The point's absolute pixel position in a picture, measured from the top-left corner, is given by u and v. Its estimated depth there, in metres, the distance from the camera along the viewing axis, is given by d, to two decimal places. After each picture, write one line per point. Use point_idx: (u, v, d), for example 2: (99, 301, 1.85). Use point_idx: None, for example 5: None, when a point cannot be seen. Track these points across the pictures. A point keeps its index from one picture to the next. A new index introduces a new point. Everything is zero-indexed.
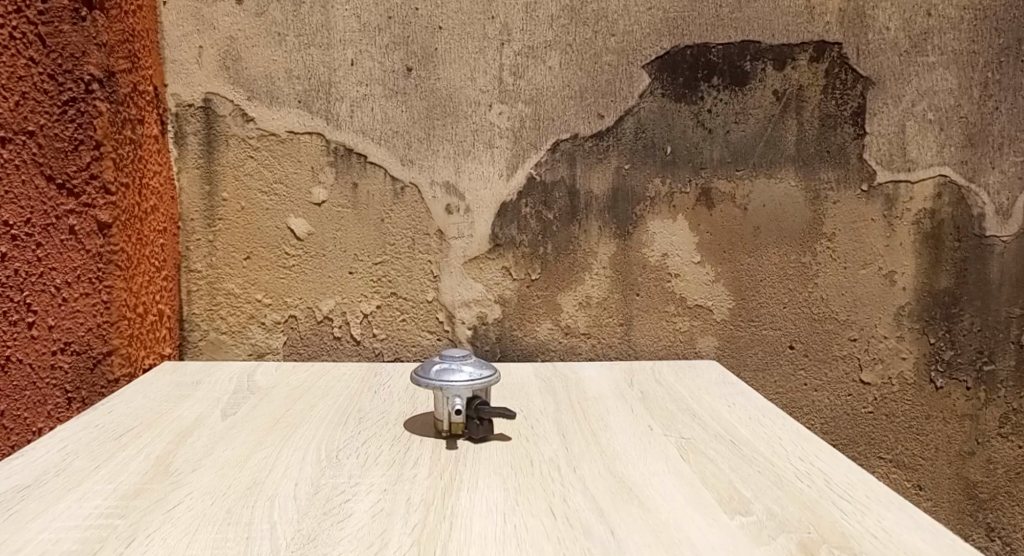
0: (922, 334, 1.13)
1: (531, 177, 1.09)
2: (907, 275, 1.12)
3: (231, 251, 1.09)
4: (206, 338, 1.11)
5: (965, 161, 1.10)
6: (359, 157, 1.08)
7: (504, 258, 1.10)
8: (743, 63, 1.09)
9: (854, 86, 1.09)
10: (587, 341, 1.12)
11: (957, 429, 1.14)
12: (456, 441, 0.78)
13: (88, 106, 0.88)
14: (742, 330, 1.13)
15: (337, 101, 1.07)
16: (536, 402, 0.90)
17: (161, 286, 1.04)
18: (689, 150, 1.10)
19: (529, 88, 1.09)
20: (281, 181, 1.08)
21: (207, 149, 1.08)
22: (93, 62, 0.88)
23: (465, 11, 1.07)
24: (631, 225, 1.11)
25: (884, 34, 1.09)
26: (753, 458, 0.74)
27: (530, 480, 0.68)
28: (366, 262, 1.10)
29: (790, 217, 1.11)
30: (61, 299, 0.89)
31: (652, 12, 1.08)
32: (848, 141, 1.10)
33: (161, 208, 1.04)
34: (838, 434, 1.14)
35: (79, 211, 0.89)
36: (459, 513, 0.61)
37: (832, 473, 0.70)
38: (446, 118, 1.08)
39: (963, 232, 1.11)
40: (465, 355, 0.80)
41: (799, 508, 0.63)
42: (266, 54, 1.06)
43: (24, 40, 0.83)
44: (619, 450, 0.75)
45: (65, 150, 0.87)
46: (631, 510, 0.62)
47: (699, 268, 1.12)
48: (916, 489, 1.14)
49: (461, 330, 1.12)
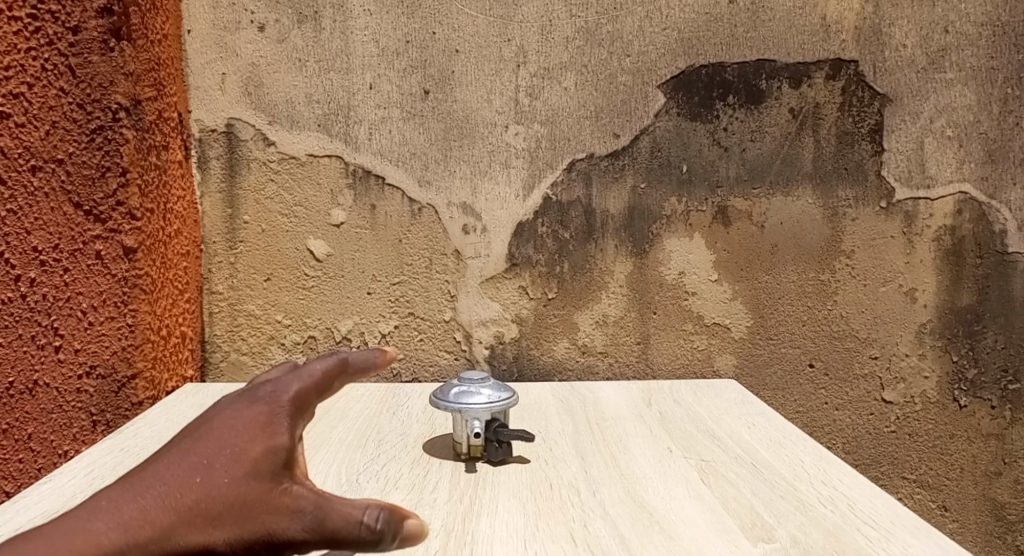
0: (945, 352, 1.11)
1: (547, 197, 1.10)
2: (928, 292, 1.11)
3: (252, 272, 1.11)
4: (227, 359, 1.12)
5: (985, 177, 1.10)
6: (377, 179, 1.09)
7: (521, 277, 1.11)
8: (758, 82, 1.09)
9: (871, 103, 1.09)
10: (605, 360, 1.12)
11: (983, 449, 1.12)
12: (475, 464, 0.78)
13: (115, 134, 0.90)
14: (760, 348, 1.12)
15: (356, 124, 1.09)
16: (555, 423, 0.90)
17: (184, 308, 1.05)
18: (705, 168, 1.10)
19: (545, 109, 1.10)
20: (301, 203, 1.10)
21: (229, 172, 1.10)
22: (120, 91, 0.90)
23: (481, 34, 1.09)
24: (647, 243, 1.11)
25: (901, 51, 1.09)
26: (776, 481, 0.73)
27: (551, 505, 0.68)
28: (384, 282, 1.11)
29: (808, 234, 1.11)
30: (87, 322, 0.90)
31: (667, 33, 1.09)
32: (867, 158, 1.10)
33: (185, 232, 1.05)
34: (860, 454, 1.13)
35: (105, 237, 0.91)
36: (479, 540, 0.62)
37: (855, 498, 0.69)
38: (463, 139, 1.09)
39: (985, 249, 1.10)
40: (484, 378, 0.82)
41: (823, 534, 0.63)
42: (286, 79, 1.08)
43: (55, 71, 0.85)
44: (638, 473, 0.75)
45: (92, 177, 0.89)
46: (653, 537, 0.62)
47: (716, 286, 1.11)
48: (941, 510, 1.13)
49: (479, 350, 1.12)
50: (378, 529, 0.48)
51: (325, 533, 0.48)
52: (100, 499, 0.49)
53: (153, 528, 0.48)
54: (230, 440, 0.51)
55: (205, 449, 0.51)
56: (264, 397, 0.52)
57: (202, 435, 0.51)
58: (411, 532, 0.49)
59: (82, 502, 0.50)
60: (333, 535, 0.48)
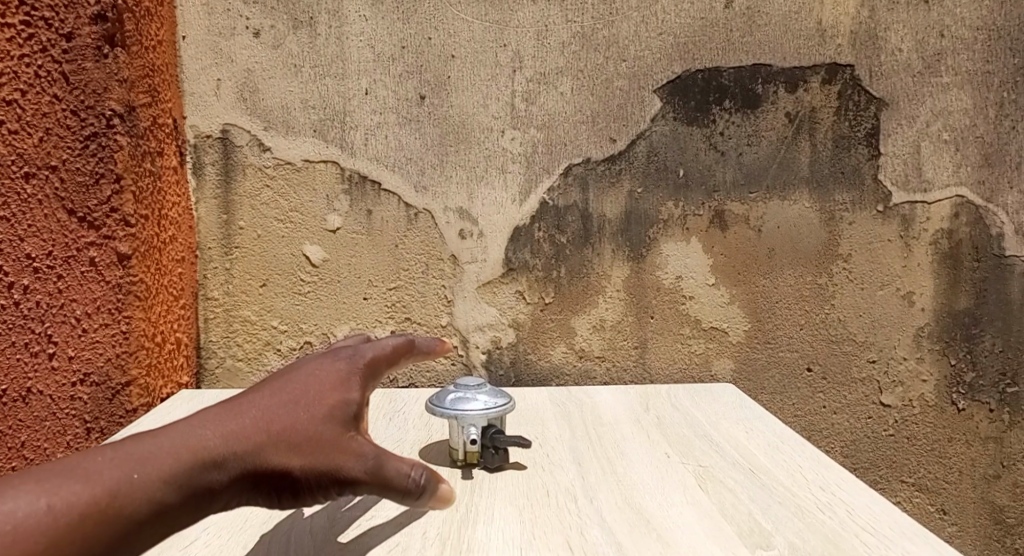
0: (943, 355, 1.11)
1: (543, 202, 1.10)
2: (925, 296, 1.11)
3: (248, 278, 1.10)
4: (223, 365, 1.11)
5: (982, 180, 1.10)
6: (373, 185, 1.09)
7: (518, 282, 1.11)
8: (754, 86, 1.09)
9: (867, 107, 1.09)
10: (602, 364, 1.12)
11: (981, 452, 1.12)
12: (472, 470, 0.78)
13: (109, 140, 0.90)
14: (758, 352, 1.12)
15: (352, 129, 1.09)
16: (552, 429, 0.90)
17: (179, 314, 1.05)
18: (702, 173, 1.10)
19: (541, 114, 1.09)
20: (296, 209, 1.09)
21: (224, 178, 1.09)
22: (115, 98, 0.90)
23: (477, 39, 1.09)
24: (644, 247, 1.10)
25: (897, 55, 1.09)
26: (774, 487, 0.73)
27: (548, 512, 0.68)
28: (380, 287, 1.10)
29: (805, 238, 1.11)
30: (82, 329, 0.90)
31: (662, 38, 1.09)
32: (863, 162, 1.10)
33: (180, 238, 1.05)
34: (859, 458, 1.12)
35: (100, 243, 0.90)
36: (474, 549, 0.62)
37: (854, 505, 0.69)
38: (459, 144, 1.09)
39: (982, 252, 1.10)
40: (480, 384, 0.81)
41: (821, 541, 0.62)
42: (282, 85, 1.08)
43: (48, 78, 0.85)
44: (635, 479, 0.75)
45: (86, 184, 0.89)
46: (650, 545, 0.62)
47: (713, 290, 1.11)
48: (940, 514, 1.12)
49: (476, 355, 1.12)
50: (422, 483, 0.56)
51: (382, 475, 0.56)
52: (203, 415, 0.56)
53: (249, 442, 0.54)
54: (313, 386, 0.59)
55: (293, 386, 0.59)
56: (344, 358, 0.64)
57: (290, 377, 0.60)
58: (444, 494, 0.57)
59: (185, 417, 0.56)
60: (388, 478, 0.56)
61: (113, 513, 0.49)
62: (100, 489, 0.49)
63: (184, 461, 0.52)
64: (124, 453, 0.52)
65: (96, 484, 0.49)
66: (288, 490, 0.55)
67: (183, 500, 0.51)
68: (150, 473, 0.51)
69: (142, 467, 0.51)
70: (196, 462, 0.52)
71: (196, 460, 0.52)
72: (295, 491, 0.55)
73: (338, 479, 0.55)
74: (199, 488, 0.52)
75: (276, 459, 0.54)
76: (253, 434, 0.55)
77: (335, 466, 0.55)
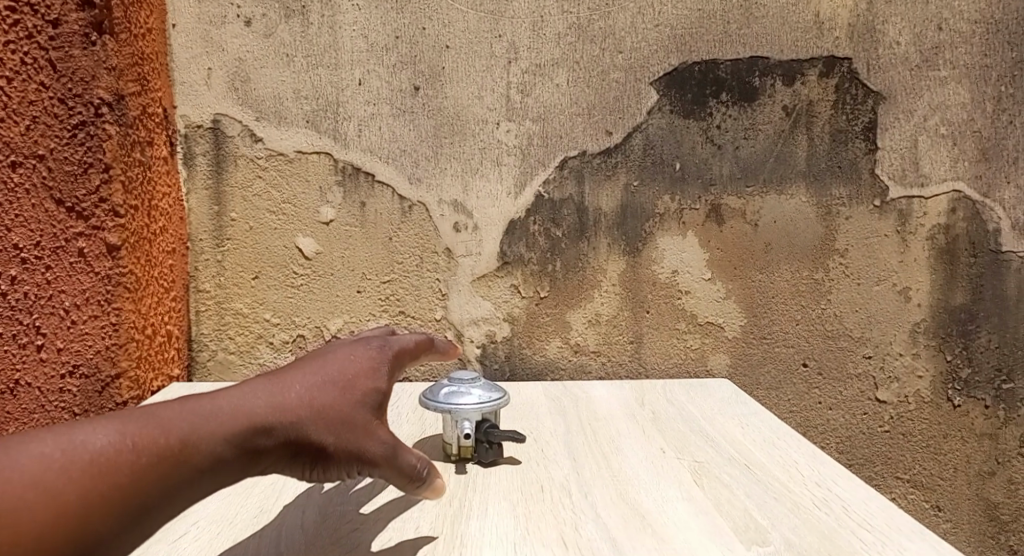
0: (939, 351, 1.11)
1: (539, 195, 1.09)
2: (922, 291, 1.10)
3: (240, 270, 1.09)
4: (215, 358, 1.10)
5: (979, 176, 1.09)
6: (367, 176, 1.08)
7: (513, 276, 1.10)
8: (751, 79, 1.08)
9: (865, 101, 1.09)
10: (597, 359, 1.11)
11: (977, 449, 1.11)
12: (466, 465, 0.78)
13: (97, 129, 0.88)
14: (754, 347, 1.11)
15: (345, 120, 1.07)
16: (547, 423, 0.89)
17: (170, 306, 1.04)
18: (698, 166, 1.09)
19: (537, 106, 1.08)
20: (289, 201, 1.08)
21: (216, 169, 1.08)
22: (103, 85, 0.88)
23: (472, 30, 1.08)
24: (640, 241, 1.10)
25: (895, 48, 1.08)
26: (770, 483, 0.72)
27: (542, 507, 0.67)
28: (374, 281, 1.09)
29: (802, 233, 1.10)
30: (70, 321, 0.88)
31: (659, 29, 1.08)
32: (860, 156, 1.09)
33: (171, 229, 1.04)
34: (854, 454, 1.12)
35: (88, 234, 0.88)
36: (468, 544, 0.61)
37: (850, 501, 0.68)
38: (454, 136, 1.08)
39: (979, 247, 1.10)
40: (474, 378, 0.80)
41: (818, 537, 0.62)
42: (274, 75, 1.07)
43: (34, 65, 0.84)
44: (631, 474, 0.74)
45: (74, 173, 0.87)
46: (645, 540, 0.61)
47: (709, 285, 1.10)
48: (935, 510, 1.12)
49: (470, 349, 1.11)
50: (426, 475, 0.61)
51: (399, 463, 0.60)
52: (255, 383, 0.59)
53: (294, 414, 0.57)
54: (351, 371, 0.63)
55: (335, 368, 0.63)
56: (376, 346, 0.68)
57: (330, 359, 0.64)
58: (439, 485, 0.62)
59: (237, 383, 0.59)
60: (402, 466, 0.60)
61: (179, 461, 0.53)
62: (170, 437, 0.53)
63: (241, 424, 0.55)
64: (189, 408, 0.55)
65: (169, 432, 0.54)
66: (322, 465, 0.58)
67: (236, 460, 0.55)
68: (207, 432, 0.54)
69: (206, 423, 0.55)
70: (252, 427, 0.55)
71: (251, 425, 0.56)
72: (328, 466, 0.58)
73: (365, 462, 0.59)
74: (251, 452, 0.55)
75: (317, 434, 0.58)
76: (301, 406, 0.58)
77: (366, 449, 0.59)
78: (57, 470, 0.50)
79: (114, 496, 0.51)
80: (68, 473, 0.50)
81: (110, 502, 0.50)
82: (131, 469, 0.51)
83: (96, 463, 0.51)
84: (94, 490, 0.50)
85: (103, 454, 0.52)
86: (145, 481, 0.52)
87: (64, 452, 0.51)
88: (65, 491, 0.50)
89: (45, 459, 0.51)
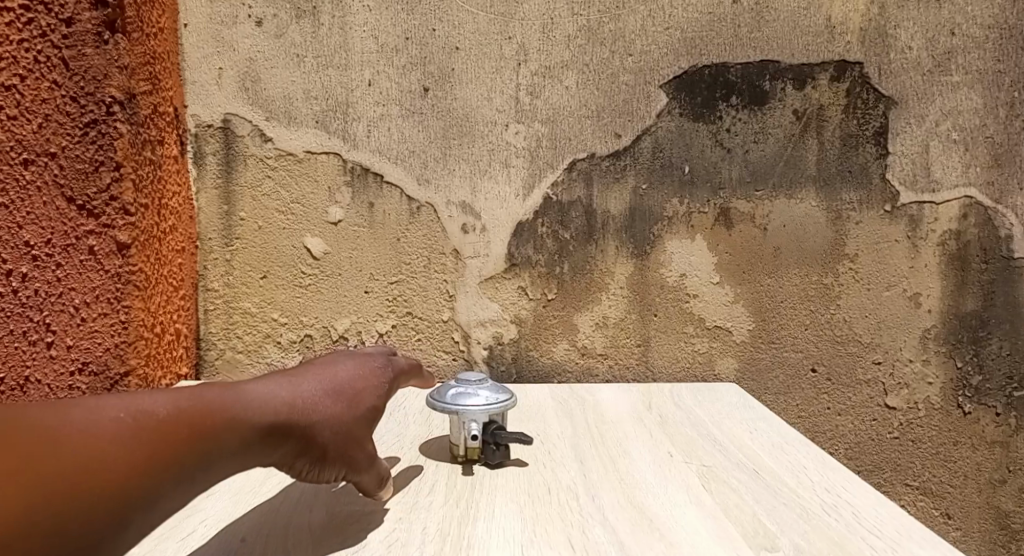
0: (949, 358, 1.10)
1: (547, 197, 1.09)
2: (932, 297, 1.09)
3: (249, 269, 1.09)
4: (223, 357, 1.10)
5: (991, 181, 1.08)
6: (375, 177, 1.08)
7: (521, 278, 1.09)
8: (762, 83, 1.08)
9: (876, 105, 1.08)
10: (604, 362, 1.11)
11: (987, 456, 1.10)
12: (472, 466, 0.77)
13: (109, 127, 0.88)
14: (762, 352, 1.11)
15: (355, 121, 1.07)
16: (554, 426, 0.89)
17: (179, 305, 1.04)
18: (708, 170, 1.09)
19: (546, 108, 1.08)
20: (298, 201, 1.08)
21: (225, 169, 1.08)
22: (115, 84, 0.88)
23: (482, 31, 1.08)
24: (648, 244, 1.09)
25: (907, 53, 1.08)
26: (778, 488, 0.72)
27: (549, 510, 0.67)
28: (381, 281, 1.09)
29: (811, 238, 1.09)
30: (80, 318, 0.88)
31: (670, 32, 1.08)
32: (871, 161, 1.09)
33: (180, 228, 1.04)
34: (862, 460, 1.11)
35: (99, 232, 0.89)
36: (475, 545, 0.61)
37: (861, 507, 0.68)
38: (463, 138, 1.08)
39: (991, 253, 1.09)
40: (481, 380, 0.80)
41: (828, 544, 0.61)
42: (284, 75, 1.07)
43: (47, 64, 0.84)
44: (638, 478, 0.74)
45: (86, 171, 0.87)
46: (653, 544, 0.61)
47: (718, 289, 1.10)
48: (944, 518, 1.11)
49: (477, 350, 1.10)
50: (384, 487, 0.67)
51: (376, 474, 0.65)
52: (284, 379, 0.63)
53: (318, 415, 0.62)
54: (366, 384, 0.68)
55: (349, 375, 0.67)
56: (385, 364, 0.73)
57: (344, 366, 0.68)
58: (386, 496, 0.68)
59: (268, 377, 0.63)
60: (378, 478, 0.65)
61: (224, 439, 0.56)
62: (215, 417, 0.57)
63: (273, 416, 0.59)
64: (233, 393, 0.59)
65: (218, 409, 0.57)
66: (322, 466, 0.62)
67: (262, 448, 0.58)
68: (247, 418, 0.58)
69: (245, 409, 0.58)
70: (281, 421, 0.59)
71: (281, 418, 0.59)
72: (326, 468, 0.62)
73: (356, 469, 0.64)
74: (274, 443, 0.59)
75: (328, 437, 0.62)
76: (322, 408, 0.62)
77: (359, 457, 0.64)
78: (120, 433, 0.54)
79: (166, 461, 0.54)
80: (128, 436, 0.54)
81: (162, 466, 0.54)
82: (184, 439, 0.55)
83: (154, 429, 0.55)
84: (151, 454, 0.54)
85: (160, 423, 0.55)
86: (195, 452, 0.55)
87: (128, 416, 0.55)
88: (125, 452, 0.53)
89: (112, 421, 0.54)
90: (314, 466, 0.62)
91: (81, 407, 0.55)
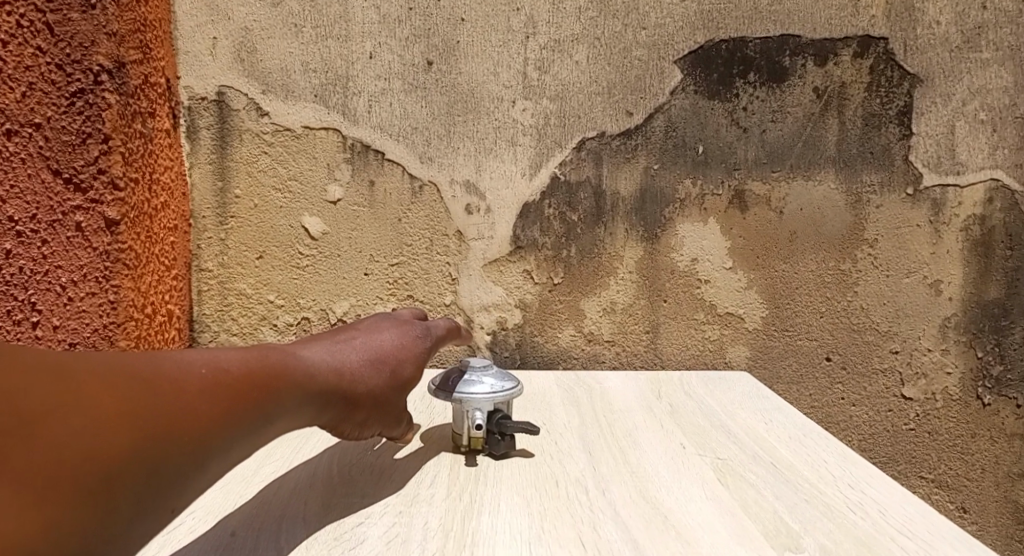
0: (969, 347, 1.06)
1: (555, 176, 1.04)
2: (954, 284, 1.05)
3: (244, 249, 1.05)
4: (217, 340, 1.07)
5: (1019, 164, 1.04)
6: (377, 155, 1.04)
7: (526, 261, 1.05)
8: (781, 58, 1.03)
9: (900, 83, 1.03)
10: (611, 349, 1.07)
11: (1006, 449, 1.07)
12: (477, 457, 0.74)
13: (96, 98, 0.83)
14: (775, 340, 1.07)
15: (355, 95, 1.03)
16: (560, 415, 0.85)
17: (171, 285, 1.00)
18: (722, 150, 1.05)
19: (555, 84, 1.04)
20: (295, 178, 1.04)
21: (219, 144, 1.04)
22: (103, 52, 0.83)
23: (488, 2, 1.03)
24: (658, 227, 1.05)
25: (934, 28, 1.03)
26: (799, 483, 0.68)
27: (558, 505, 0.63)
28: (382, 263, 1.05)
29: (829, 222, 1.05)
30: (66, 298, 0.84)
31: (685, 4, 1.03)
32: (894, 142, 1.04)
33: (172, 205, 1.00)
34: (877, 452, 1.08)
35: (86, 207, 0.84)
36: (480, 542, 0.57)
37: (887, 504, 0.64)
38: (468, 114, 1.04)
39: (1016, 240, 1.05)
40: (486, 366, 0.76)
41: (855, 544, 0.58)
42: (282, 46, 1.02)
43: (31, 29, 0.79)
44: (651, 471, 0.70)
45: (73, 143, 0.83)
46: (671, 543, 0.57)
47: (730, 274, 1.06)
48: (959, 512, 1.08)
49: (480, 336, 1.07)
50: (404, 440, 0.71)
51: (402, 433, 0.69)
52: (337, 345, 0.64)
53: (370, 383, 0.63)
54: (407, 350, 0.69)
55: (391, 343, 0.68)
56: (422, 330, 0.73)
57: (387, 333, 0.68)
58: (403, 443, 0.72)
59: (322, 342, 0.63)
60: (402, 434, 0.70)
61: (289, 402, 0.56)
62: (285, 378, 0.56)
63: (328, 383, 0.60)
64: (295, 357, 0.59)
65: (284, 372, 0.57)
66: (363, 428, 0.65)
67: (318, 410, 0.60)
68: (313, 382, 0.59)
69: (304, 373, 0.58)
70: (337, 388, 0.61)
71: (334, 384, 0.60)
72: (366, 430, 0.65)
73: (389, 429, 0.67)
74: (329, 407, 0.60)
75: (372, 403, 0.64)
76: (371, 379, 0.63)
77: (394, 421, 0.68)
78: (197, 389, 0.52)
79: (242, 419, 0.53)
80: (209, 391, 0.52)
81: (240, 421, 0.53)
82: (258, 399, 0.54)
83: (230, 387, 0.53)
84: (229, 411, 0.52)
85: (236, 380, 0.54)
86: (268, 409, 0.55)
87: (207, 373, 0.53)
88: (208, 408, 0.51)
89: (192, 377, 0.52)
90: (355, 428, 0.65)
91: (155, 358, 0.53)
